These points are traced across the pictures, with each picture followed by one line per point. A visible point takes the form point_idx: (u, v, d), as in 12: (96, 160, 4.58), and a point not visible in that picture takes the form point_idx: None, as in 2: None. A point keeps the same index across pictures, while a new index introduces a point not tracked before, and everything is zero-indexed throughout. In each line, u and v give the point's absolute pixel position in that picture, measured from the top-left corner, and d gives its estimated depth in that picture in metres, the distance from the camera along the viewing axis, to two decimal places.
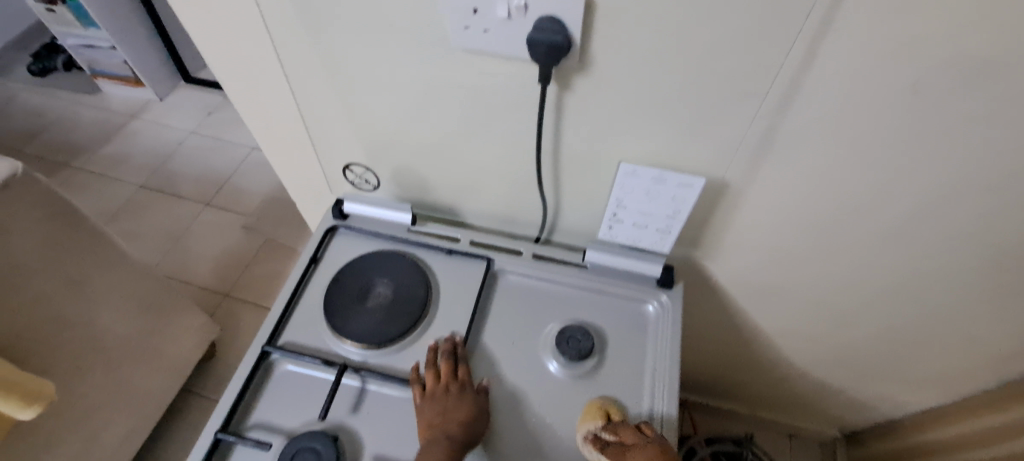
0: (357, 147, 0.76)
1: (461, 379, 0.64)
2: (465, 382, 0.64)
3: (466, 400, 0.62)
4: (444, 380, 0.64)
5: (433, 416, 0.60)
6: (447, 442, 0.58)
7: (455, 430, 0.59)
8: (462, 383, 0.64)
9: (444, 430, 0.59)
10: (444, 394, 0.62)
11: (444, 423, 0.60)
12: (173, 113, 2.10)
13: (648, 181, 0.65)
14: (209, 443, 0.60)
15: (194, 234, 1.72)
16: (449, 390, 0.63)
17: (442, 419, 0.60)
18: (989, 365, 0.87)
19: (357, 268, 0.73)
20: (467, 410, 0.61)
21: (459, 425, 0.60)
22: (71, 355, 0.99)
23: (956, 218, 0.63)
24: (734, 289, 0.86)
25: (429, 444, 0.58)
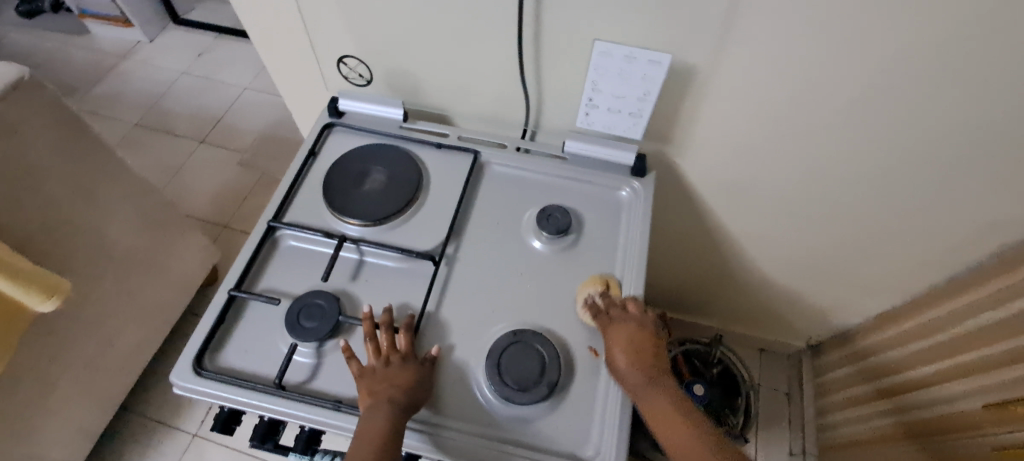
0: (351, 45, 0.81)
1: (402, 349, 0.63)
2: (407, 352, 0.63)
3: (408, 370, 0.62)
4: (384, 351, 0.63)
5: (375, 385, 0.60)
6: (388, 410, 0.59)
7: (398, 400, 0.60)
8: (404, 352, 0.63)
9: (386, 397, 0.59)
10: (384, 365, 0.62)
11: (387, 391, 0.60)
12: (164, 53, 2.10)
13: (621, 60, 0.70)
14: (224, 299, 0.67)
15: (191, 169, 1.76)
16: (391, 361, 0.62)
17: (384, 388, 0.60)
18: (935, 259, 0.95)
19: (354, 157, 0.79)
20: (408, 380, 0.61)
21: (400, 393, 0.60)
22: (83, 260, 1.05)
23: (900, 100, 0.70)
24: (704, 188, 0.93)
25: (372, 411, 0.59)
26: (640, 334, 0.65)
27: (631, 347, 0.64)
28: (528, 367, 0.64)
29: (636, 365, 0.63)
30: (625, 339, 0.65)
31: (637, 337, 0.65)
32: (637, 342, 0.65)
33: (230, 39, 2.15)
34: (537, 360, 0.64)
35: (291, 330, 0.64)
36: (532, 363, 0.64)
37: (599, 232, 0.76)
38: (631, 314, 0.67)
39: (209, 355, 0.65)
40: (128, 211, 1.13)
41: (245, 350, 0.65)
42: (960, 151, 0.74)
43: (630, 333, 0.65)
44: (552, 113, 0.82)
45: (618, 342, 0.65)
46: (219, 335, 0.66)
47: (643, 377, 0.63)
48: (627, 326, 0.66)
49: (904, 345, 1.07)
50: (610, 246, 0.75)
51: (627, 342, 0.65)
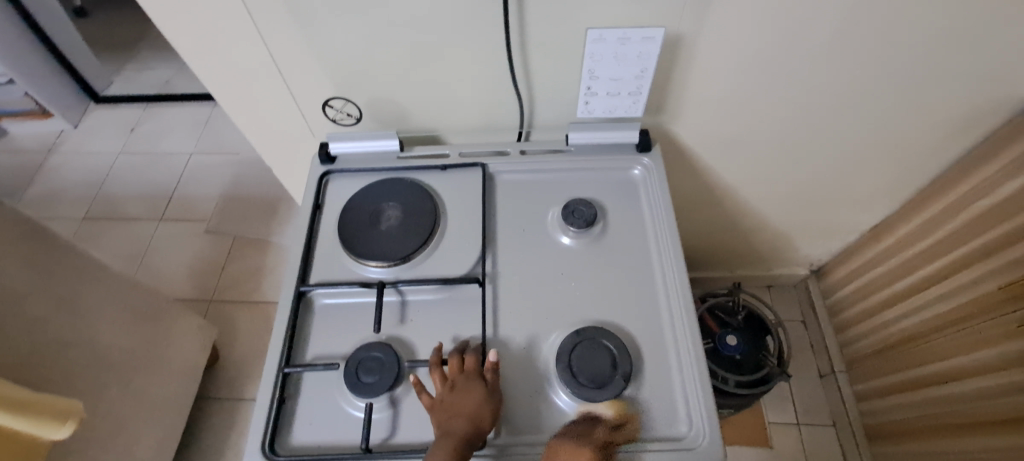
0: (330, 86, 0.78)
1: (468, 373, 0.62)
2: (472, 375, 0.62)
3: (473, 394, 0.60)
4: (451, 376, 0.62)
5: (440, 413, 0.59)
6: (453, 439, 0.57)
7: (462, 427, 0.58)
8: (468, 377, 0.61)
9: (450, 426, 0.58)
10: (450, 391, 0.60)
11: (451, 420, 0.58)
12: (92, 137, 1.97)
13: (615, 43, 0.70)
14: (277, 377, 0.64)
15: (158, 250, 1.66)
16: (456, 386, 0.60)
17: (448, 416, 0.59)
18: (920, 165, 1.01)
19: (363, 200, 0.76)
20: (473, 404, 0.59)
21: (465, 421, 0.58)
22: (84, 375, 0.98)
23: (874, 27, 0.73)
24: (700, 148, 0.95)
25: (438, 442, 0.57)
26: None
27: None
28: (598, 363, 0.64)
29: None
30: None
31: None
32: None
33: (161, 106, 2.04)
34: (605, 354, 0.64)
35: (353, 389, 0.62)
36: (602, 359, 0.64)
37: (623, 215, 0.77)
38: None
39: (278, 438, 0.62)
40: (116, 312, 1.06)
41: (313, 423, 0.63)
42: (934, 61, 0.78)
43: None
44: (546, 110, 0.82)
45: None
46: (282, 416, 0.63)
47: None
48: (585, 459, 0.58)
49: (904, 250, 1.13)
50: (639, 226, 0.76)
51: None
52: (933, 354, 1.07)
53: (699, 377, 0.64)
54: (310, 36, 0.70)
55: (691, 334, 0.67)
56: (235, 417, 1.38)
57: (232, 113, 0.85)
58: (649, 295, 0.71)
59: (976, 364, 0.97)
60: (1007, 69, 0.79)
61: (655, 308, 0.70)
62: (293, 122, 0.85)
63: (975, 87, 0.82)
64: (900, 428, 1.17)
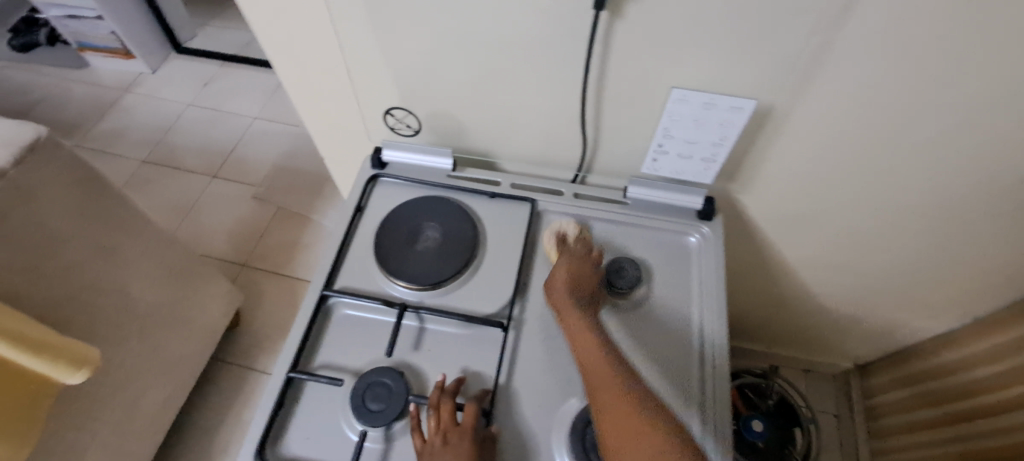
0: (395, 93, 0.76)
1: (464, 429, 0.58)
2: (467, 432, 0.57)
3: (465, 453, 0.56)
4: (444, 427, 0.58)
5: None
6: None
7: None
8: (463, 433, 0.57)
9: None
10: (442, 446, 0.57)
11: None
12: (168, 85, 2.05)
13: (698, 107, 0.66)
14: (282, 381, 0.62)
15: (204, 205, 1.71)
16: (449, 441, 0.57)
17: None
18: (1008, 288, 0.91)
19: (404, 213, 0.74)
20: None
21: None
22: (109, 322, 1.00)
23: (990, 139, 0.65)
24: (764, 222, 0.89)
25: None
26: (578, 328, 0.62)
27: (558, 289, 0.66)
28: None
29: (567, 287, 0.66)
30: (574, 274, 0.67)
31: (583, 275, 0.67)
32: (582, 283, 0.66)
33: (235, 68, 2.10)
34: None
35: (357, 414, 0.59)
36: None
37: (670, 282, 0.72)
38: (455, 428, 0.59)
39: (270, 444, 0.60)
40: (152, 265, 1.08)
41: (308, 437, 0.60)
42: None
43: (573, 268, 0.67)
44: (608, 157, 0.78)
45: (561, 273, 0.67)
46: (279, 422, 0.61)
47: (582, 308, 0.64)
48: (574, 263, 0.68)
49: (965, 372, 1.02)
50: (685, 297, 0.71)
51: (560, 280, 0.67)
52: None
53: None
54: (385, 41, 0.69)
55: (722, 433, 0.61)
56: (242, 385, 1.39)
57: (296, 100, 0.84)
58: (684, 377, 0.65)
59: None
60: None
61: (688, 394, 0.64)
62: (352, 121, 0.84)
63: None
64: None
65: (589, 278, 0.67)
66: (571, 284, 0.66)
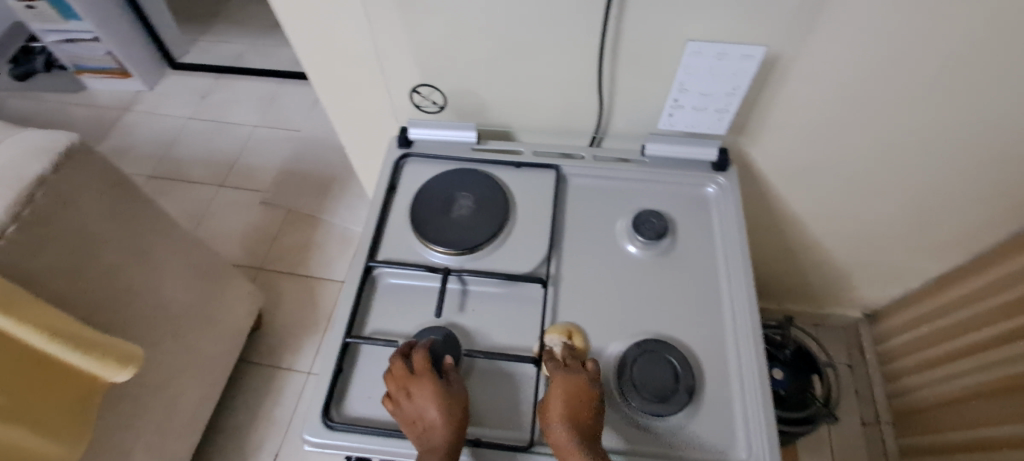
0: (417, 72, 0.79)
1: (421, 373, 0.60)
2: (422, 376, 0.59)
3: (431, 393, 0.58)
4: (402, 382, 0.60)
5: (413, 427, 0.58)
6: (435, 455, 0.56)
7: (439, 440, 0.57)
8: (421, 377, 0.59)
9: (428, 441, 0.57)
10: (409, 399, 0.59)
11: (427, 435, 0.57)
12: (167, 101, 2.07)
13: (712, 59, 0.70)
14: (341, 346, 0.66)
15: (215, 214, 1.73)
16: (411, 394, 0.59)
17: (423, 429, 0.58)
18: (1006, 220, 0.95)
19: (436, 186, 0.78)
20: (437, 409, 0.58)
21: (440, 432, 0.57)
22: (145, 324, 1.02)
23: (982, 73, 0.69)
24: (773, 175, 0.93)
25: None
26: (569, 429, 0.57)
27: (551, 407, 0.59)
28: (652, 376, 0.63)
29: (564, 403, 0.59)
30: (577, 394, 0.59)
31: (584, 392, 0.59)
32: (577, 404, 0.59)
33: (232, 78, 2.12)
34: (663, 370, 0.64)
35: None
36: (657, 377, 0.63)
37: (694, 231, 0.76)
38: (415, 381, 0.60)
39: (334, 406, 0.63)
40: (179, 268, 1.10)
41: (368, 397, 0.64)
42: None
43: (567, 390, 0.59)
44: (623, 119, 0.82)
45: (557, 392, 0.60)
46: (341, 385, 0.65)
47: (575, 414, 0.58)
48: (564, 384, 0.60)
49: (971, 306, 1.07)
50: (709, 243, 0.75)
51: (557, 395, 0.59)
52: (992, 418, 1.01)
53: (762, 408, 0.62)
54: (407, 21, 0.72)
55: (756, 363, 0.65)
56: (270, 384, 1.41)
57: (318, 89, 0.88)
58: (715, 318, 0.69)
59: None
60: None
61: (720, 330, 0.68)
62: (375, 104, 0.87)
63: None
64: None
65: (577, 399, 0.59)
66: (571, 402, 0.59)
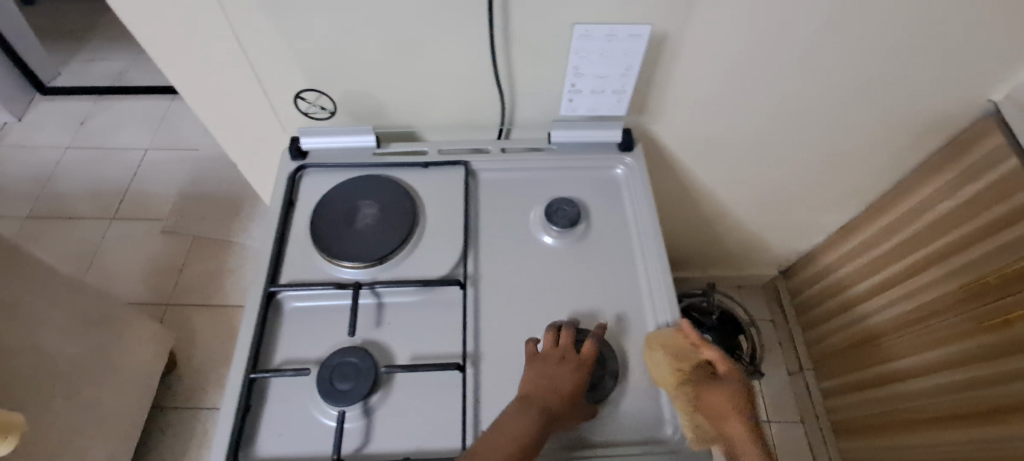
0: (300, 77, 0.73)
1: (585, 356, 0.61)
2: (585, 360, 0.60)
3: (580, 375, 0.59)
4: (565, 348, 0.61)
5: (538, 379, 0.59)
6: (533, 414, 0.56)
7: (549, 410, 0.57)
8: (579, 359, 0.60)
9: (540, 402, 0.57)
10: (561, 362, 0.60)
11: (541, 393, 0.58)
12: (38, 130, 1.84)
13: (602, 40, 0.69)
14: (245, 383, 0.60)
15: (111, 251, 1.56)
16: (570, 360, 0.60)
17: (544, 388, 0.58)
18: (887, 171, 1.04)
19: (337, 196, 0.73)
20: (568, 386, 0.58)
21: (558, 403, 0.57)
22: (25, 385, 0.90)
23: (847, 35, 0.74)
24: (679, 150, 0.95)
25: (519, 411, 0.57)
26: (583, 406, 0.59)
27: (556, 403, 0.57)
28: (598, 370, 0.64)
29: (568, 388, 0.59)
30: (557, 375, 0.59)
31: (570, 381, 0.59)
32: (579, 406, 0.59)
33: (114, 99, 1.92)
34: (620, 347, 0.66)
35: (329, 398, 0.58)
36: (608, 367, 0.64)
37: (607, 213, 0.76)
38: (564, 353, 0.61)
39: (243, 449, 0.58)
40: (60, 317, 0.98)
41: (280, 434, 0.59)
42: (901, 70, 0.80)
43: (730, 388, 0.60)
44: (527, 109, 0.80)
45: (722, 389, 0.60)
46: (249, 425, 0.59)
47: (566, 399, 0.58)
48: (580, 378, 0.59)
49: (868, 252, 1.16)
50: (623, 224, 0.75)
51: (564, 391, 0.58)
52: (892, 354, 1.11)
53: None
54: (280, 22, 0.66)
55: None
56: (193, 427, 1.30)
57: (195, 104, 0.80)
58: (635, 297, 0.69)
59: (933, 363, 1.01)
60: (974, 78, 0.82)
61: (641, 308, 0.69)
62: (262, 115, 0.81)
63: (945, 94, 0.85)
64: (862, 422, 1.20)
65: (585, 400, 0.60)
66: (557, 382, 0.58)
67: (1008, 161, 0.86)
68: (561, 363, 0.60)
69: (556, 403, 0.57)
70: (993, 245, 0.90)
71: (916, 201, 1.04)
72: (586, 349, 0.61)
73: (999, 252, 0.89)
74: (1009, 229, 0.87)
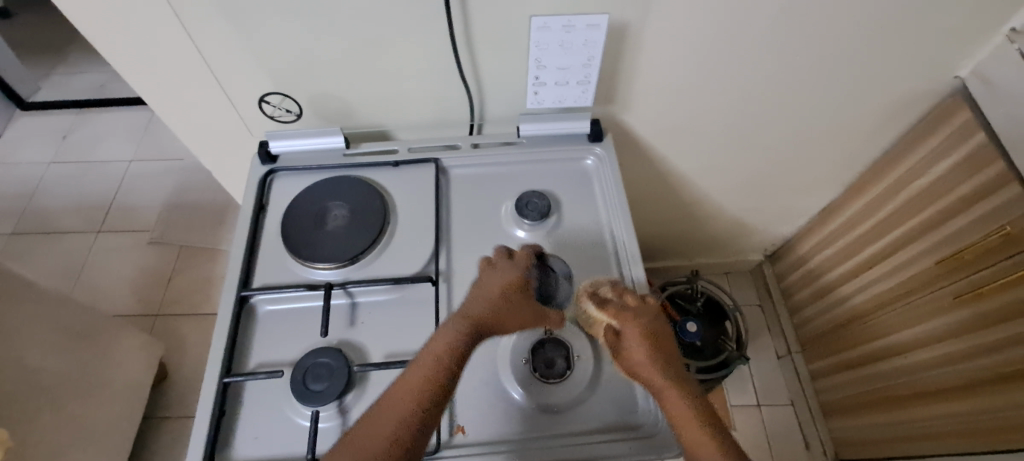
0: (265, 81, 0.73)
1: (517, 264, 0.61)
2: (516, 266, 0.60)
3: (510, 278, 0.59)
4: (498, 260, 0.61)
5: (470, 292, 0.59)
6: (461, 323, 0.55)
7: (479, 317, 0.56)
8: (508, 264, 0.60)
9: (467, 311, 0.56)
10: (491, 271, 0.60)
11: (473, 302, 0.57)
12: (20, 147, 1.84)
13: (560, 32, 0.69)
14: (218, 388, 0.60)
15: (98, 264, 1.56)
16: (500, 268, 0.60)
17: (475, 298, 0.58)
18: (862, 150, 1.04)
19: (308, 199, 0.73)
20: (497, 289, 0.58)
21: (488, 310, 0.57)
22: (10, 401, 0.91)
23: (809, 16, 0.74)
24: (653, 138, 0.95)
25: (446, 324, 0.56)
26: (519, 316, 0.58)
27: (493, 299, 0.57)
28: (543, 283, 0.64)
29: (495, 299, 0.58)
30: (490, 277, 0.59)
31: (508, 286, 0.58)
32: (523, 301, 0.58)
33: (96, 112, 1.92)
34: (570, 289, 0.65)
35: (302, 399, 0.59)
36: (551, 280, 0.64)
37: (578, 204, 0.77)
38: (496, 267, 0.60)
39: (219, 453, 0.58)
40: (43, 332, 0.98)
41: (255, 437, 0.59)
42: (866, 49, 0.80)
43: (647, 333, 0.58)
44: (495, 103, 0.80)
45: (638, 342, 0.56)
46: (224, 429, 0.60)
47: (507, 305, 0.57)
48: (517, 276, 0.59)
49: (849, 232, 1.17)
50: (594, 214, 0.76)
51: (499, 288, 0.58)
52: (875, 333, 1.11)
53: None
54: (238, 26, 0.66)
55: None
56: (185, 436, 1.30)
57: (163, 113, 0.80)
58: None
59: (913, 340, 1.02)
60: (939, 54, 0.82)
61: None
62: (231, 121, 0.81)
63: (911, 72, 0.85)
64: (849, 402, 1.21)
65: (530, 295, 0.59)
66: (491, 282, 0.59)
67: (977, 135, 0.86)
68: (498, 269, 0.60)
69: (492, 299, 0.57)
70: (966, 220, 0.90)
71: (893, 179, 1.04)
72: (520, 258, 0.61)
73: (971, 227, 0.89)
74: (981, 203, 0.87)
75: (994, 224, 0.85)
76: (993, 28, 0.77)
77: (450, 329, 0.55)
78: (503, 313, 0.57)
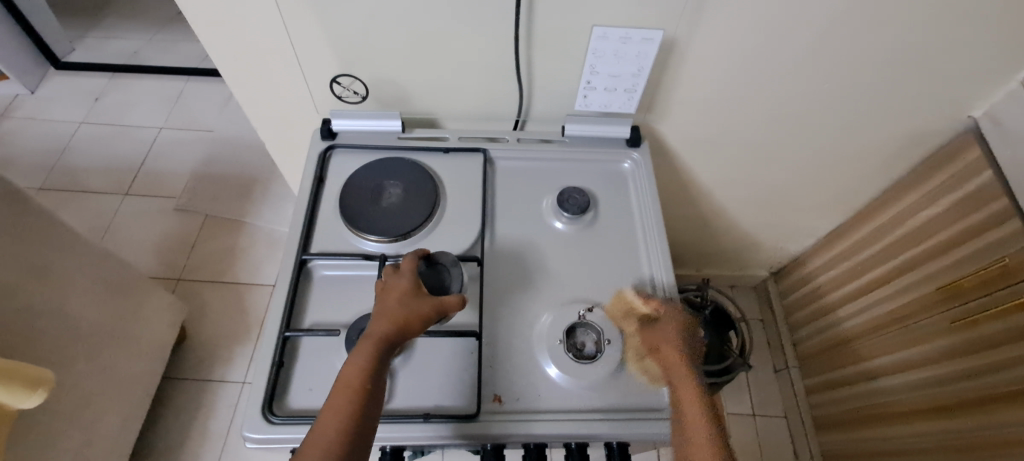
0: (336, 62, 0.79)
1: (404, 273, 0.64)
2: (402, 276, 0.64)
3: (402, 288, 0.62)
4: (387, 277, 0.64)
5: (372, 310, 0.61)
6: (372, 340, 0.58)
7: (384, 329, 0.59)
8: (396, 276, 0.64)
9: (374, 327, 0.59)
10: (382, 288, 0.63)
11: (375, 319, 0.60)
12: (53, 104, 1.88)
13: (617, 42, 0.75)
14: (278, 341, 0.65)
15: (124, 225, 1.61)
16: (388, 284, 0.63)
17: (376, 314, 0.60)
18: (876, 179, 1.10)
19: (365, 175, 0.78)
20: (395, 299, 0.61)
21: (391, 323, 0.59)
22: (51, 345, 0.95)
23: (842, 50, 0.80)
24: (683, 150, 1.01)
25: (359, 345, 0.58)
26: (422, 315, 0.61)
27: (390, 310, 0.60)
28: (435, 281, 0.66)
29: (396, 306, 0.60)
30: (382, 294, 0.62)
31: (404, 293, 0.62)
32: (417, 300, 0.62)
33: (129, 77, 1.96)
34: (462, 274, 0.67)
35: None
36: (442, 278, 0.66)
37: (614, 204, 0.82)
38: (389, 282, 0.63)
39: (276, 402, 0.63)
40: (85, 282, 1.03)
41: (310, 389, 0.64)
42: (890, 84, 0.86)
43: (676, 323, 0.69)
44: (543, 102, 0.86)
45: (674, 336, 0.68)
46: (282, 379, 0.64)
47: (405, 311, 0.60)
48: (403, 283, 0.63)
49: (854, 256, 1.23)
50: (628, 214, 0.81)
51: (391, 298, 0.61)
52: (870, 352, 1.17)
53: None
54: (323, 11, 0.71)
55: None
56: (201, 398, 1.35)
57: (233, 84, 0.85)
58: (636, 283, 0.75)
59: (907, 362, 1.08)
60: (958, 95, 0.88)
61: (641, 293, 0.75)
62: (295, 97, 0.86)
63: (928, 110, 0.91)
64: (842, 418, 1.27)
65: (423, 293, 0.63)
66: (383, 299, 0.62)
67: (985, 173, 0.92)
68: (389, 285, 0.63)
69: (387, 309, 0.60)
70: (968, 251, 0.96)
71: (901, 208, 1.10)
72: (407, 267, 0.65)
73: (972, 258, 0.96)
74: (982, 236, 0.93)
75: (994, 256, 0.91)
76: (1013, 76, 0.83)
77: (355, 349, 0.57)
78: (401, 316, 0.60)
